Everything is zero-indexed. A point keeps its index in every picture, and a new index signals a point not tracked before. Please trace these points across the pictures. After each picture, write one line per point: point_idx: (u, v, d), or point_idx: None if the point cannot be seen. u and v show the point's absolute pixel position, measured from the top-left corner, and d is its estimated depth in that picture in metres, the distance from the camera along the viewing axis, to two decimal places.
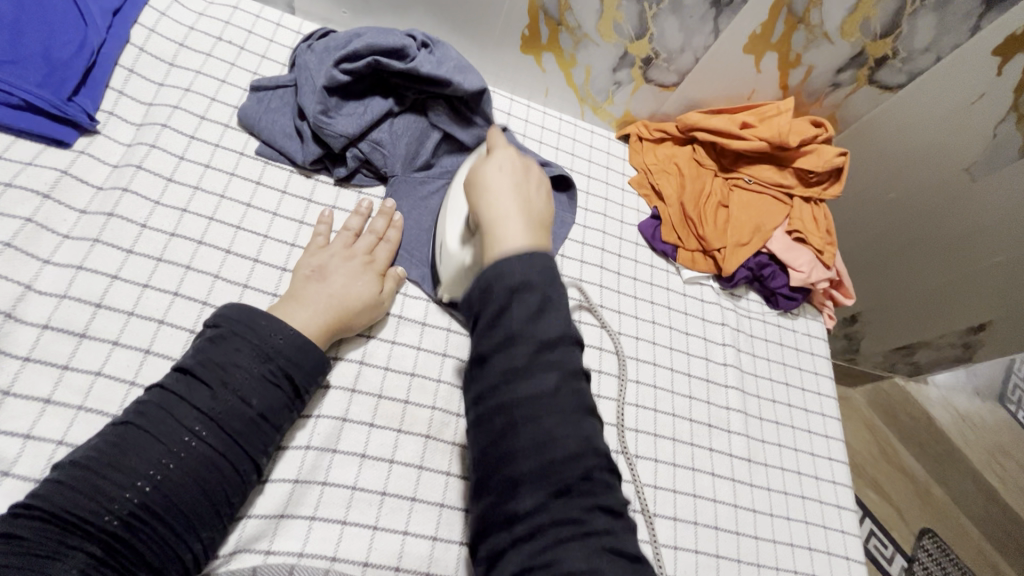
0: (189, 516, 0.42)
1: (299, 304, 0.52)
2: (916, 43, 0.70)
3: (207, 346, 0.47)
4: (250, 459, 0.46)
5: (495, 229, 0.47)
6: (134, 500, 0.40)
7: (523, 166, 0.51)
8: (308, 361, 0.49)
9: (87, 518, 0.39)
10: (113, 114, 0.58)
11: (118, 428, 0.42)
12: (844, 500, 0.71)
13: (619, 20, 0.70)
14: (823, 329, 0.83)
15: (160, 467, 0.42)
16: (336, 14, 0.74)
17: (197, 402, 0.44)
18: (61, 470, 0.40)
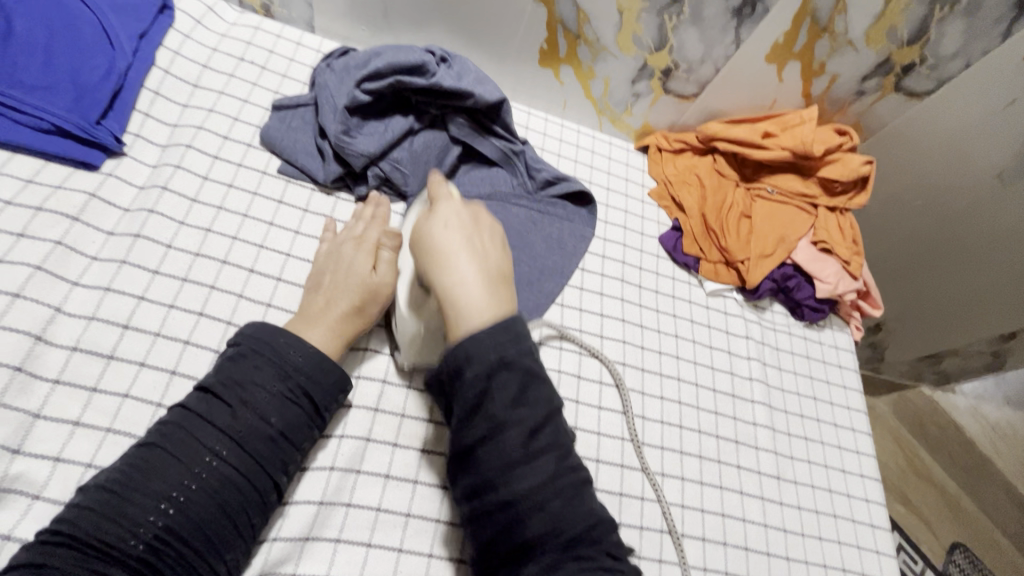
0: (214, 540, 0.42)
1: (299, 320, 0.52)
2: (944, 50, 0.68)
3: (228, 365, 0.47)
4: (273, 477, 0.46)
5: (456, 300, 0.45)
6: (159, 523, 0.40)
7: (473, 218, 0.49)
8: (327, 378, 0.49)
9: (113, 543, 0.39)
10: (140, 136, 0.59)
11: (141, 450, 0.43)
12: (878, 519, 0.69)
13: (638, 32, 0.69)
14: (851, 341, 0.81)
15: (183, 488, 0.42)
16: (355, 32, 0.75)
17: (217, 421, 0.44)
18: (86, 493, 0.40)
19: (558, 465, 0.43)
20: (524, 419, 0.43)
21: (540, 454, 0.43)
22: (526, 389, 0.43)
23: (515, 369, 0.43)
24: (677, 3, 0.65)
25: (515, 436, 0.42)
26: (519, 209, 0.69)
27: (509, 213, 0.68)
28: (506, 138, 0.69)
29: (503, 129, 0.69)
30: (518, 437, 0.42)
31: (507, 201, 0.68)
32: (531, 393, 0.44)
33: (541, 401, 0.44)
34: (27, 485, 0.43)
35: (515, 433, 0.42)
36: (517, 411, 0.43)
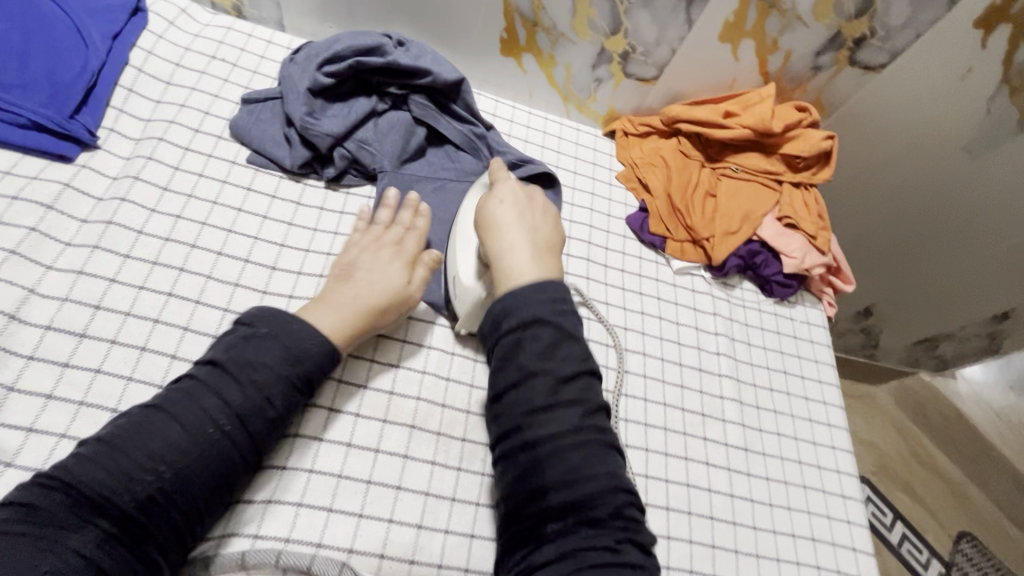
0: (197, 504, 0.44)
1: (324, 304, 0.54)
2: (893, 21, 0.69)
3: (242, 342, 0.49)
4: (262, 451, 0.48)
5: (511, 261, 0.55)
6: (153, 484, 0.42)
7: (526, 197, 0.61)
8: (330, 363, 0.51)
9: (107, 495, 0.41)
10: (114, 130, 0.62)
11: (146, 412, 0.45)
12: (849, 490, 0.69)
13: (592, 16, 0.71)
14: (823, 316, 0.81)
15: (181, 453, 0.43)
16: (323, 30, 0.78)
17: (225, 395, 0.46)
18: (88, 444, 0.42)
19: (584, 423, 0.49)
20: (554, 369, 0.50)
21: (554, 407, 0.49)
22: (557, 344, 0.51)
23: (546, 325, 0.51)
24: None
25: (543, 383, 0.49)
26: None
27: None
28: (469, 118, 0.73)
29: (465, 110, 0.73)
30: (545, 390, 0.49)
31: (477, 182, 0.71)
32: (562, 350, 0.51)
33: (571, 358, 0.51)
34: None
35: (552, 406, 0.49)
36: (545, 363, 0.50)
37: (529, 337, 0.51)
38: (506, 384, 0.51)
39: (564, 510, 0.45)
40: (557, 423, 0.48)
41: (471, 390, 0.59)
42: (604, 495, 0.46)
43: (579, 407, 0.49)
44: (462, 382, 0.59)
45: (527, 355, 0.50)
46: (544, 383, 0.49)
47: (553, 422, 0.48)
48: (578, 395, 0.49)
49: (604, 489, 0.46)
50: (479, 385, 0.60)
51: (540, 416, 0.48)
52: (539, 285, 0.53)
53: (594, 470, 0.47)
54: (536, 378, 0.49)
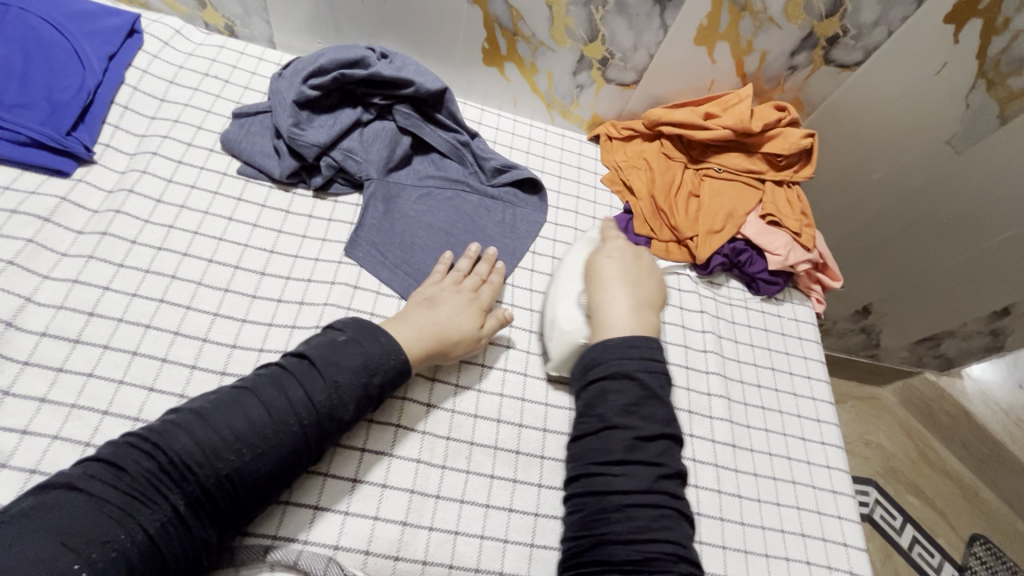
0: (260, 489, 0.45)
1: (408, 323, 0.56)
2: (864, 19, 0.70)
3: (330, 343, 0.51)
4: (325, 451, 0.49)
5: (611, 314, 0.60)
6: (233, 463, 0.44)
7: (634, 257, 0.66)
8: (400, 378, 0.53)
9: (191, 466, 0.43)
10: (109, 146, 0.65)
11: (234, 391, 0.47)
12: (840, 485, 0.68)
13: (570, 25, 0.72)
14: (812, 313, 0.81)
15: (260, 439, 0.45)
16: (312, 46, 0.81)
17: (308, 389, 0.48)
18: (180, 414, 0.45)
19: (654, 480, 0.52)
20: (632, 426, 0.54)
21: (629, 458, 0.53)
22: (639, 403, 0.55)
23: (633, 381, 0.55)
24: None
25: (621, 438, 0.53)
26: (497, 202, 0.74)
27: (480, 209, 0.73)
28: (454, 127, 0.75)
29: (449, 119, 0.75)
30: (622, 442, 0.53)
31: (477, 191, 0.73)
32: (644, 409, 0.54)
33: (652, 418, 0.54)
34: None
35: (624, 462, 0.52)
36: (627, 418, 0.54)
37: (614, 390, 0.55)
38: (586, 430, 0.55)
39: (610, 535, 0.50)
40: (632, 479, 0.52)
41: (457, 390, 0.60)
42: (661, 550, 0.49)
43: (654, 470, 0.52)
44: (448, 382, 0.60)
45: (612, 408, 0.54)
46: (622, 438, 0.53)
47: (627, 477, 0.52)
48: (655, 456, 0.53)
49: (664, 543, 0.49)
50: (465, 385, 0.60)
51: (614, 471, 0.52)
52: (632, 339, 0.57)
53: (659, 530, 0.50)
54: (614, 430, 0.54)
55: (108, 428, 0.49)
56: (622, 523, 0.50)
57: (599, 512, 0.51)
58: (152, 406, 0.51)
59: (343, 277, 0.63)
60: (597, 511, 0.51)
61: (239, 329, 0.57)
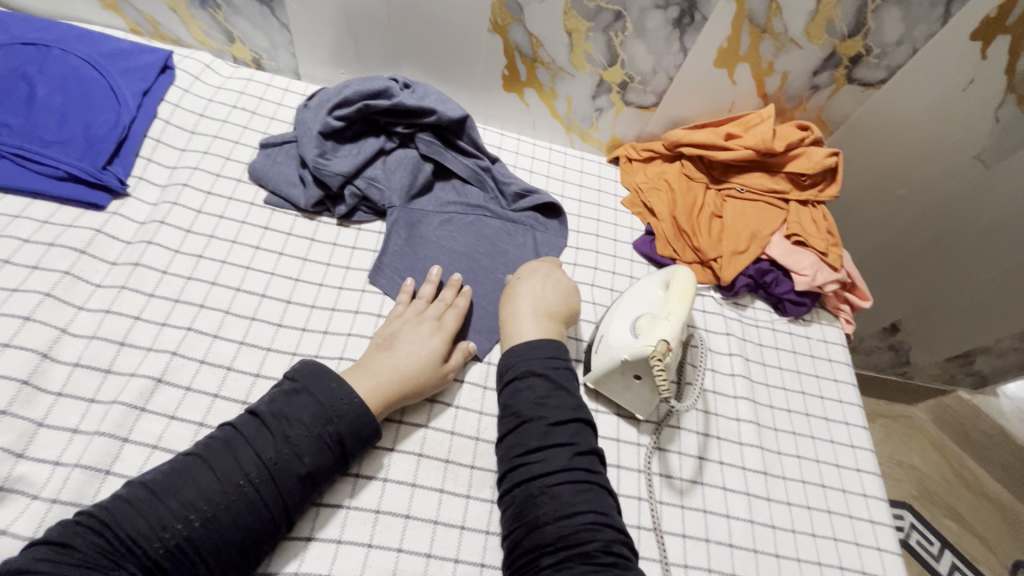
0: (220, 556, 0.44)
1: (366, 372, 0.55)
2: (888, 38, 0.70)
3: (283, 397, 0.51)
4: (287, 510, 0.47)
5: (512, 325, 0.60)
6: (183, 531, 0.43)
7: (545, 274, 0.64)
8: (362, 427, 0.51)
9: (139, 540, 0.42)
10: (142, 178, 0.67)
11: (185, 458, 0.46)
12: (878, 514, 0.65)
13: (589, 51, 0.73)
14: (842, 334, 0.79)
15: (210, 502, 0.44)
16: (336, 76, 0.82)
17: (259, 449, 0.47)
18: (128, 487, 0.44)
19: (573, 458, 0.50)
20: (545, 415, 0.52)
21: (547, 441, 0.51)
22: (550, 395, 0.54)
23: (541, 376, 0.55)
24: (619, 20, 0.69)
25: (536, 428, 0.52)
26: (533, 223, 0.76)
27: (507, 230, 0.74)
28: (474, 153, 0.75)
29: (470, 145, 0.75)
30: (540, 428, 0.52)
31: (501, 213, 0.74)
32: (555, 399, 0.53)
33: (563, 407, 0.53)
34: (29, 486, 0.47)
35: (542, 446, 0.51)
36: (540, 410, 0.53)
37: (525, 386, 0.54)
38: (506, 428, 0.53)
39: (538, 519, 0.47)
40: (547, 463, 0.50)
41: (480, 417, 0.59)
42: (589, 521, 0.47)
43: (570, 448, 0.51)
44: (472, 410, 0.60)
45: (523, 404, 0.53)
46: (538, 427, 0.52)
47: (542, 460, 0.50)
48: (570, 437, 0.51)
49: (589, 514, 0.47)
50: (489, 412, 0.60)
51: (532, 456, 0.50)
52: (534, 343, 0.57)
53: (583, 505, 0.48)
54: (530, 422, 0.52)
55: (130, 456, 0.50)
56: (548, 505, 0.48)
57: (526, 500, 0.49)
58: (173, 434, 0.51)
59: (367, 305, 0.63)
60: (523, 499, 0.49)
61: (264, 358, 0.58)
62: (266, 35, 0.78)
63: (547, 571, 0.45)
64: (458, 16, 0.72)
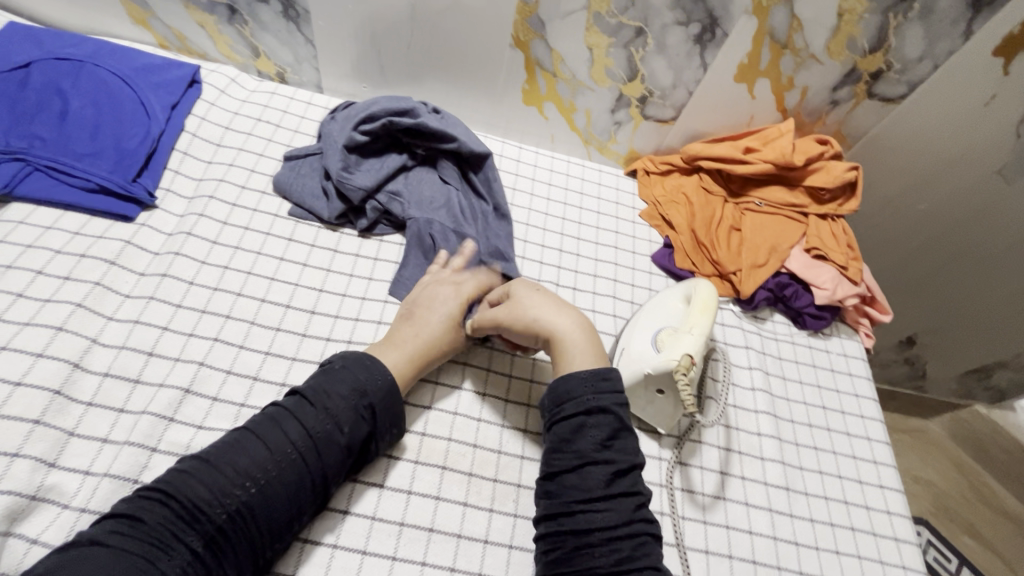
0: (274, 524, 0.45)
1: (392, 345, 0.57)
2: (909, 54, 0.70)
3: (322, 374, 0.52)
4: (331, 480, 0.49)
5: (569, 353, 0.55)
6: (241, 498, 0.44)
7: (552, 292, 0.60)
8: (393, 400, 0.53)
9: (202, 509, 0.43)
10: (170, 191, 0.68)
11: (235, 433, 0.47)
12: (902, 532, 0.65)
13: (609, 66, 0.74)
14: (861, 348, 0.79)
15: (264, 472, 0.45)
16: (358, 90, 0.84)
17: (305, 421, 0.48)
18: (184, 463, 0.45)
19: (637, 509, 0.48)
20: (613, 460, 0.49)
21: (612, 491, 0.48)
22: (615, 436, 0.50)
23: (609, 414, 0.51)
24: (641, 36, 0.70)
25: (600, 473, 0.48)
26: (553, 235, 0.77)
27: (525, 242, 0.75)
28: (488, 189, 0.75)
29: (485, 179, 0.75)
30: (605, 474, 0.48)
31: (519, 225, 0.76)
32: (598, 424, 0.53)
33: (627, 450, 0.50)
34: (60, 495, 0.47)
35: (606, 497, 0.48)
36: (606, 452, 0.49)
37: (592, 425, 0.50)
38: (559, 467, 0.50)
39: (594, 570, 0.45)
40: (611, 514, 0.47)
41: (502, 430, 0.60)
42: None
43: (634, 499, 0.48)
44: (493, 422, 0.60)
45: (585, 445, 0.49)
46: (601, 472, 0.48)
47: (605, 510, 0.47)
48: (633, 487, 0.49)
49: (647, 572, 0.45)
50: (510, 425, 0.60)
51: (595, 504, 0.47)
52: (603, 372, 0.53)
53: (642, 562, 0.45)
54: (595, 466, 0.49)
55: (157, 466, 0.50)
56: (605, 556, 0.45)
57: (580, 547, 0.46)
58: (199, 443, 0.52)
59: (390, 316, 0.64)
60: (576, 547, 0.46)
61: (288, 368, 0.58)
62: (291, 49, 0.79)
63: None
64: (480, 32, 0.73)
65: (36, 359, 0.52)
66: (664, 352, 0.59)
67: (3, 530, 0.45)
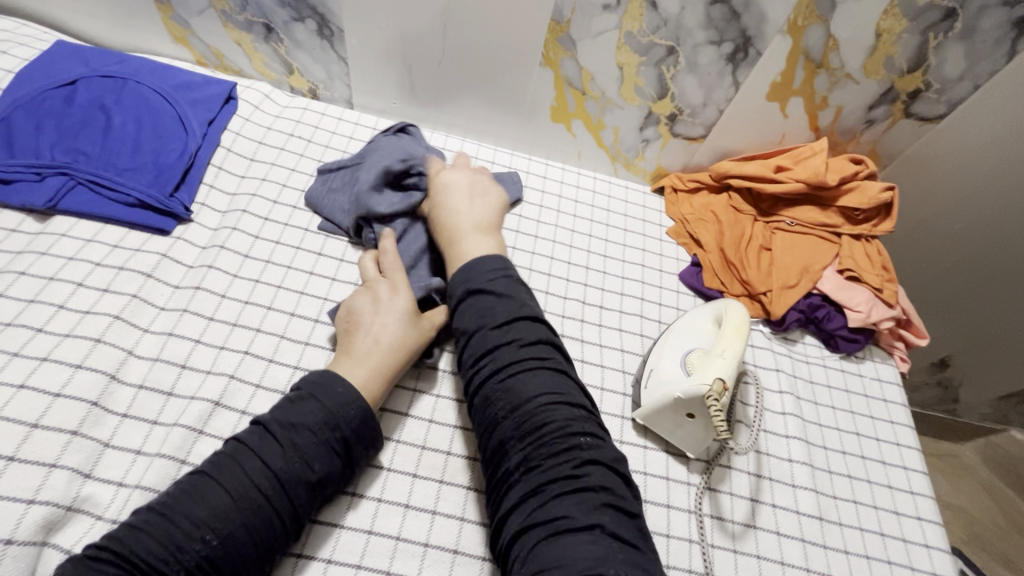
0: (239, 569, 0.44)
1: (353, 361, 0.55)
2: (949, 74, 0.68)
3: (288, 405, 0.51)
4: (300, 517, 0.48)
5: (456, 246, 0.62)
6: (200, 551, 0.43)
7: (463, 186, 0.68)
8: (366, 433, 0.52)
9: (157, 565, 0.41)
10: (205, 205, 0.69)
11: (195, 477, 0.46)
12: (941, 567, 0.62)
13: (639, 84, 0.74)
14: (896, 372, 0.77)
15: (225, 519, 0.44)
16: (388, 106, 0.85)
17: (268, 460, 0.47)
18: (139, 515, 0.44)
19: (519, 354, 0.52)
20: (487, 321, 0.54)
21: (495, 343, 0.52)
22: (495, 304, 0.55)
23: (484, 292, 0.56)
24: (672, 55, 0.70)
25: (485, 335, 0.53)
26: (579, 253, 0.76)
27: (551, 259, 0.74)
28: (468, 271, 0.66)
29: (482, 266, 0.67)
30: (490, 332, 0.53)
31: (546, 241, 0.76)
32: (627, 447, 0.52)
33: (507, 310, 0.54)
34: (94, 506, 0.48)
35: (488, 349, 0.52)
36: (484, 320, 0.54)
37: (474, 304, 0.55)
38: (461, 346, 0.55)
39: (497, 415, 0.50)
40: (494, 360, 0.52)
41: None
42: (541, 405, 0.49)
43: (515, 343, 0.52)
44: None
45: (468, 319, 0.55)
46: (484, 332, 0.53)
47: (491, 358, 0.52)
48: (509, 335, 0.53)
49: (540, 399, 0.49)
50: None
51: (480, 357, 0.52)
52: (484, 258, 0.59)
53: (533, 395, 0.49)
54: (478, 330, 0.54)
55: None
56: (503, 401, 0.50)
57: (485, 399, 0.51)
58: None
59: None
60: (481, 400, 0.51)
61: None
62: (324, 67, 0.81)
63: (514, 471, 0.47)
64: (510, 51, 0.73)
65: (74, 371, 0.53)
66: (697, 375, 0.57)
67: (39, 540, 0.45)
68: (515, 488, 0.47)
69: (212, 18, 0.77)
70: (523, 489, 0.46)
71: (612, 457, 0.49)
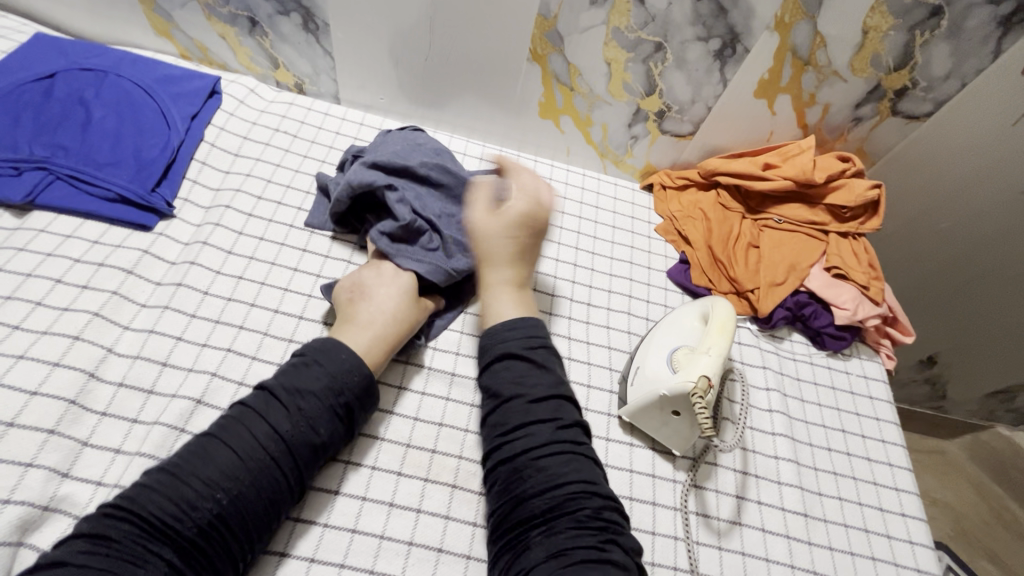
0: (247, 529, 0.44)
1: (354, 325, 0.56)
2: (935, 72, 0.68)
3: (292, 370, 0.51)
4: (305, 478, 0.49)
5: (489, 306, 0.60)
6: (213, 510, 0.43)
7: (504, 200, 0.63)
8: (367, 398, 0.53)
9: (170, 523, 0.41)
10: (188, 201, 0.68)
11: (201, 440, 0.46)
12: (925, 563, 0.62)
13: (627, 80, 0.73)
14: (883, 369, 0.77)
15: (234, 481, 0.44)
16: (375, 101, 0.84)
17: (273, 424, 0.47)
18: (149, 475, 0.44)
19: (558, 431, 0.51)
20: (523, 394, 0.52)
21: (532, 418, 0.51)
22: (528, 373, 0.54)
23: (517, 358, 0.55)
24: (660, 51, 0.69)
25: (518, 404, 0.52)
26: (567, 250, 0.76)
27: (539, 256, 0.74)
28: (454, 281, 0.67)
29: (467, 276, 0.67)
30: (521, 404, 0.52)
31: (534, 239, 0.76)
32: None
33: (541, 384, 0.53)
34: (71, 506, 0.47)
35: (524, 424, 0.51)
36: (518, 388, 0.53)
37: (502, 367, 0.54)
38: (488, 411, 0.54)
39: (525, 492, 0.48)
40: (534, 437, 0.50)
41: None
42: (578, 488, 0.48)
43: (552, 424, 0.51)
44: None
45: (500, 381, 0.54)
46: (519, 404, 0.52)
47: (527, 435, 0.51)
48: (552, 413, 0.52)
49: (577, 483, 0.48)
50: None
51: (519, 432, 0.51)
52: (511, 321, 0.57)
53: (571, 477, 0.48)
54: (509, 403, 0.53)
55: None
56: (536, 479, 0.48)
57: (513, 473, 0.49)
58: None
59: None
60: (511, 472, 0.50)
61: None
62: (310, 61, 0.80)
63: (536, 539, 0.46)
64: (497, 46, 0.72)
65: (52, 368, 0.52)
66: (681, 370, 0.58)
67: (14, 541, 0.45)
68: (530, 553, 0.45)
69: (196, 11, 0.76)
70: (543, 556, 0.44)
71: (632, 535, 0.48)
